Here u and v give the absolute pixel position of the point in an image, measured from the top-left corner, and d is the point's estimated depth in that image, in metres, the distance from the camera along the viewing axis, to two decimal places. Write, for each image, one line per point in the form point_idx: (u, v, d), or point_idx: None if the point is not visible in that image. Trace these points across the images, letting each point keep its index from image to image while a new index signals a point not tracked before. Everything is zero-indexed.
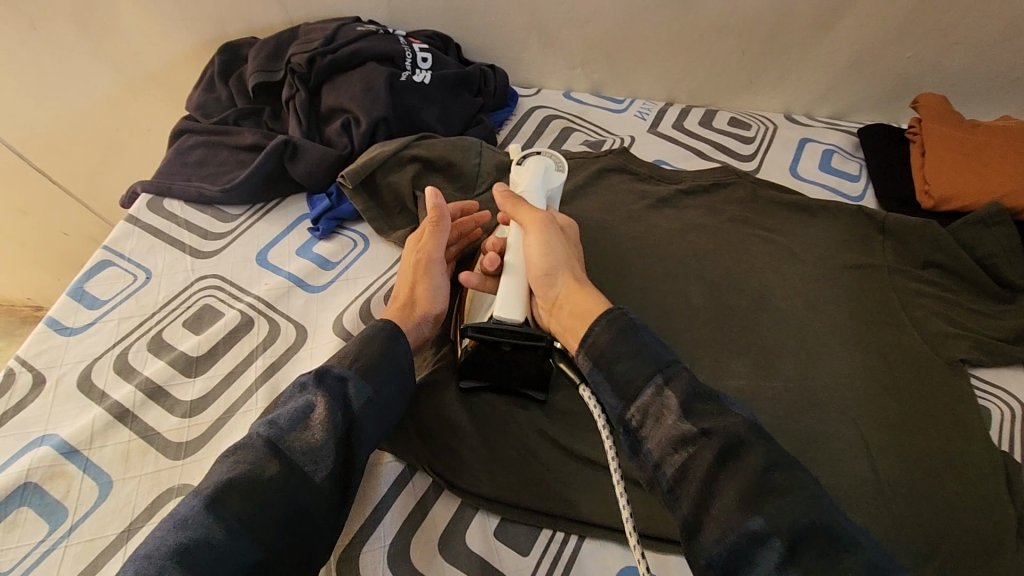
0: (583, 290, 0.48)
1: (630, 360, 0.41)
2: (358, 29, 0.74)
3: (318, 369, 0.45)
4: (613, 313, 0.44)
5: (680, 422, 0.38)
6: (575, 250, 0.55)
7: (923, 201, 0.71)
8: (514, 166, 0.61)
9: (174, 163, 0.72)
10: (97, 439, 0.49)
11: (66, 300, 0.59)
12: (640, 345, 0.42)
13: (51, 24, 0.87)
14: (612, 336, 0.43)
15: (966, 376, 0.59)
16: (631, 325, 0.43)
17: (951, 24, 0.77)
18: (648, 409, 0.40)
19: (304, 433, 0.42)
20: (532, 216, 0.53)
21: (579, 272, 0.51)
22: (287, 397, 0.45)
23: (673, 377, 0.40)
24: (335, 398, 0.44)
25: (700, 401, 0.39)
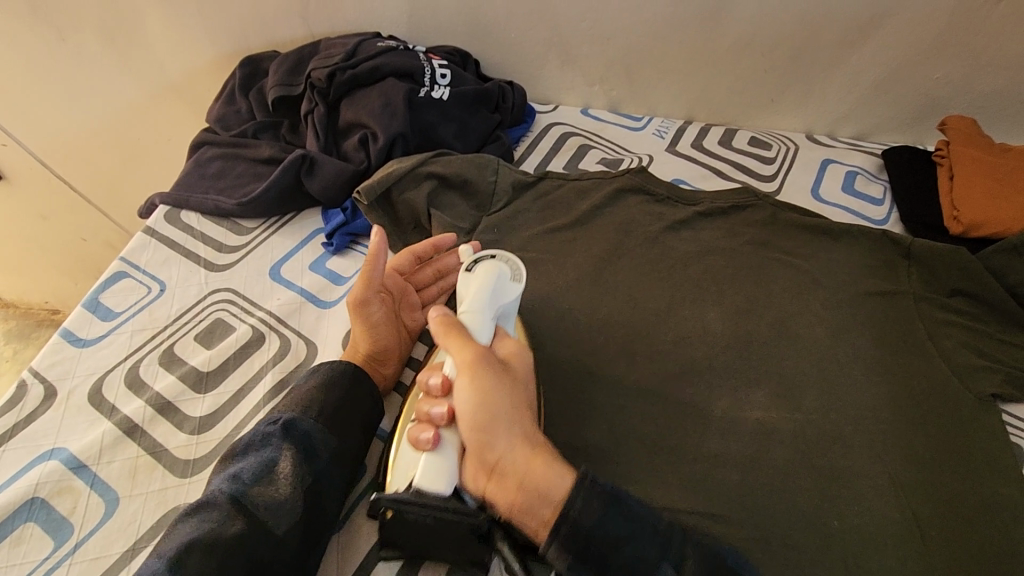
0: (539, 455, 0.43)
1: (631, 543, 0.40)
2: (378, 44, 0.74)
3: (283, 421, 0.47)
4: (579, 482, 0.42)
5: None
6: (525, 385, 0.48)
7: (952, 226, 0.69)
8: (461, 274, 0.51)
9: (192, 174, 0.72)
10: (105, 454, 0.49)
11: (80, 311, 0.59)
12: (632, 517, 0.41)
13: (78, 35, 0.89)
14: (597, 517, 0.41)
15: (996, 412, 0.57)
16: (611, 496, 0.41)
17: (983, 45, 0.74)
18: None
19: (269, 485, 0.44)
20: (474, 357, 0.46)
21: (531, 424, 0.45)
22: (249, 450, 0.46)
23: (683, 560, 0.40)
24: (301, 449, 0.46)
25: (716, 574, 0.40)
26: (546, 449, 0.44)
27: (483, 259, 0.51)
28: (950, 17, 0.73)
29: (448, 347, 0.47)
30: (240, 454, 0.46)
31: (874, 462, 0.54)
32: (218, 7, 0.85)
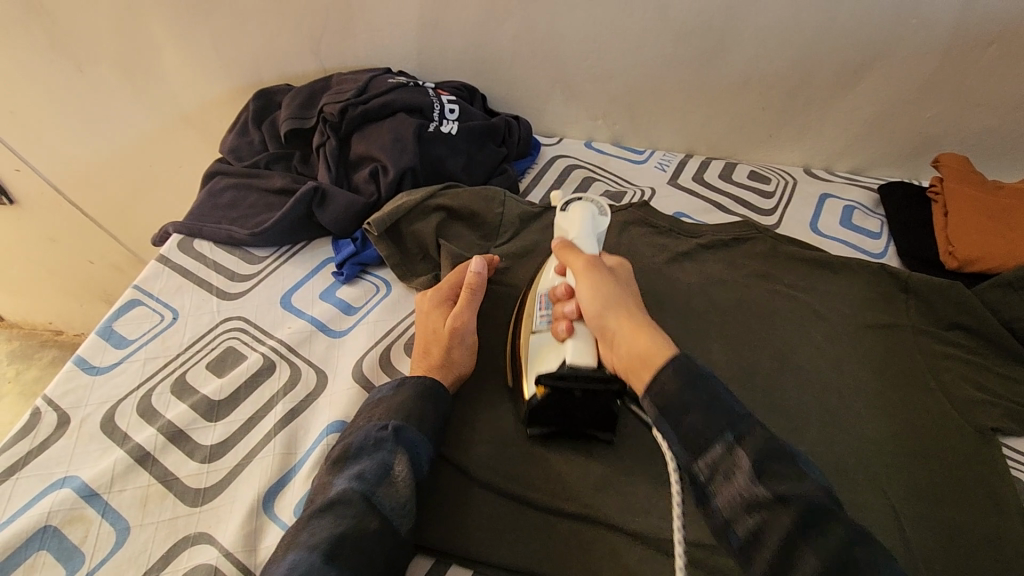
0: (648, 327, 0.47)
1: (699, 415, 0.40)
2: (389, 80, 0.76)
3: (393, 425, 0.48)
4: (674, 356, 0.43)
5: (753, 483, 0.37)
6: (631, 292, 0.54)
7: (948, 262, 0.71)
8: (558, 215, 0.60)
9: (205, 204, 0.74)
10: (117, 483, 0.49)
11: (94, 339, 0.60)
12: (703, 390, 0.40)
13: (97, 67, 0.91)
14: (677, 384, 0.41)
15: (997, 446, 0.58)
16: (695, 372, 0.41)
17: (973, 87, 0.77)
18: (717, 466, 0.39)
19: (390, 487, 0.45)
20: (588, 264, 0.54)
21: (642, 315, 0.50)
22: (362, 449, 0.47)
23: (745, 436, 0.38)
24: (412, 455, 0.47)
25: (775, 462, 0.37)
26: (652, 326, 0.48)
27: (573, 201, 0.61)
28: (941, 61, 0.75)
29: (567, 260, 0.56)
30: (350, 456, 0.46)
31: (878, 496, 0.54)
32: (234, 43, 0.87)
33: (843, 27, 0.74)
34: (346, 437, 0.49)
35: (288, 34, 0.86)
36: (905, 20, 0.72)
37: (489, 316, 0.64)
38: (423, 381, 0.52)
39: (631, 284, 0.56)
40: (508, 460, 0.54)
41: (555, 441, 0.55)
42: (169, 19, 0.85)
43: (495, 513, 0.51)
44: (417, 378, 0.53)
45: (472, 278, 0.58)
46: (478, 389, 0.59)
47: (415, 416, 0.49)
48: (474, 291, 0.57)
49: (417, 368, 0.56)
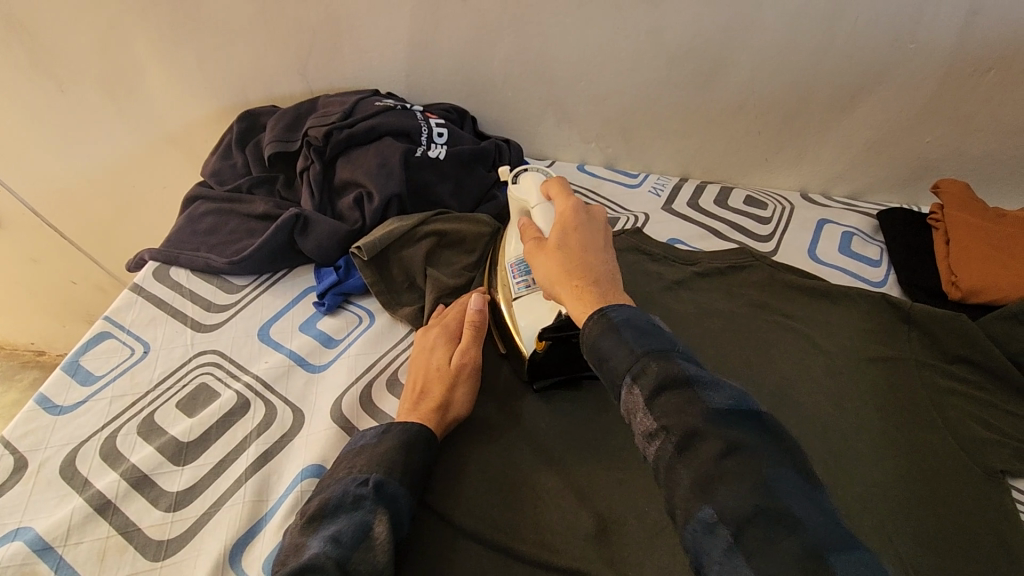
0: (576, 289, 0.48)
1: (611, 357, 0.42)
2: (376, 103, 0.74)
3: (375, 481, 0.45)
4: (594, 313, 0.45)
5: (646, 417, 0.38)
6: (578, 232, 0.52)
7: (950, 291, 0.69)
8: (515, 194, 0.62)
9: (183, 230, 0.71)
10: (74, 535, 0.46)
11: (59, 375, 0.57)
12: (625, 347, 0.41)
13: (78, 87, 0.89)
14: (595, 336, 0.43)
15: (1007, 490, 0.55)
16: (613, 325, 0.43)
17: (974, 112, 0.75)
18: (626, 409, 0.40)
19: (367, 553, 0.41)
20: (530, 247, 0.54)
21: (575, 263, 0.49)
22: (338, 508, 0.43)
23: (641, 374, 0.39)
24: (392, 515, 0.44)
25: (670, 392, 0.38)
26: (588, 281, 0.48)
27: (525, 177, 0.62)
28: (939, 85, 0.74)
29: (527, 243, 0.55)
30: (327, 514, 0.43)
31: (883, 545, 0.51)
32: (219, 63, 0.86)
33: (839, 50, 0.73)
34: (322, 490, 0.46)
35: (274, 55, 0.84)
36: (904, 44, 0.71)
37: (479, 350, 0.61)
38: (423, 427, 0.50)
39: (577, 221, 0.53)
40: (493, 507, 0.51)
41: (543, 485, 0.52)
42: (153, 38, 0.83)
43: (479, 565, 0.48)
44: (408, 424, 0.50)
45: (475, 317, 0.59)
46: (463, 427, 0.56)
47: (398, 472, 0.46)
48: (479, 330, 0.58)
49: (408, 412, 0.52)
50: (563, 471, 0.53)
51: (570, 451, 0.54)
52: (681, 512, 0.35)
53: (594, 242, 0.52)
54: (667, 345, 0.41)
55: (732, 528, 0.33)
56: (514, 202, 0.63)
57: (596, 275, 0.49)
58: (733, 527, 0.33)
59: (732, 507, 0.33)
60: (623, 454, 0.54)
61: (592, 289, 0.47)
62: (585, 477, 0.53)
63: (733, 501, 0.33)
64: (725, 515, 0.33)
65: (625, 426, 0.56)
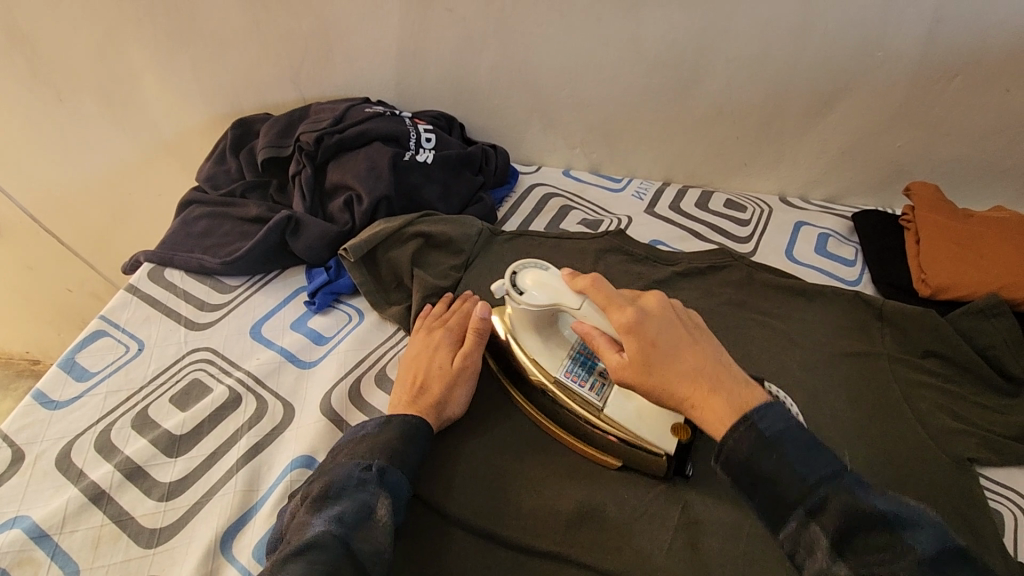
0: (701, 404, 0.45)
1: (779, 487, 0.41)
2: (366, 110, 0.77)
3: (378, 467, 0.47)
4: (742, 427, 0.43)
5: (831, 561, 0.38)
6: (664, 336, 0.47)
7: (920, 289, 0.71)
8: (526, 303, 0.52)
9: (178, 233, 0.73)
10: (69, 523, 0.48)
11: (56, 372, 0.59)
12: (787, 469, 0.41)
13: (76, 97, 0.92)
14: (750, 455, 0.42)
15: (974, 477, 0.57)
16: (767, 440, 0.42)
17: (941, 117, 0.78)
18: (797, 540, 0.40)
19: (368, 532, 0.43)
20: (627, 370, 0.47)
21: (692, 379, 0.45)
22: (343, 490, 0.45)
23: (823, 507, 0.39)
24: (393, 499, 0.46)
25: (861, 532, 0.38)
26: (708, 388, 0.45)
27: (525, 277, 0.53)
28: (907, 92, 0.77)
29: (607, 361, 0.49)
30: (331, 496, 0.45)
31: None
32: (214, 72, 0.88)
33: (811, 60, 0.76)
34: (326, 474, 0.47)
35: (267, 64, 0.86)
36: (872, 53, 0.74)
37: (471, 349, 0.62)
38: (416, 420, 0.51)
39: (653, 327, 0.47)
40: (476, 496, 0.53)
41: (526, 474, 0.54)
42: (150, 49, 0.86)
43: (463, 550, 0.50)
44: (403, 417, 0.51)
45: (476, 324, 0.58)
46: None
47: (399, 458, 0.48)
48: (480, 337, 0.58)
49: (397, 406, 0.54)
50: (545, 462, 0.55)
51: (552, 443, 0.56)
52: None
53: (682, 333, 0.47)
54: (838, 467, 0.40)
55: None
56: (524, 311, 0.53)
57: (711, 379, 0.45)
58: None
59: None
60: None
61: (722, 399, 0.44)
62: (566, 467, 0.55)
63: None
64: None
65: None
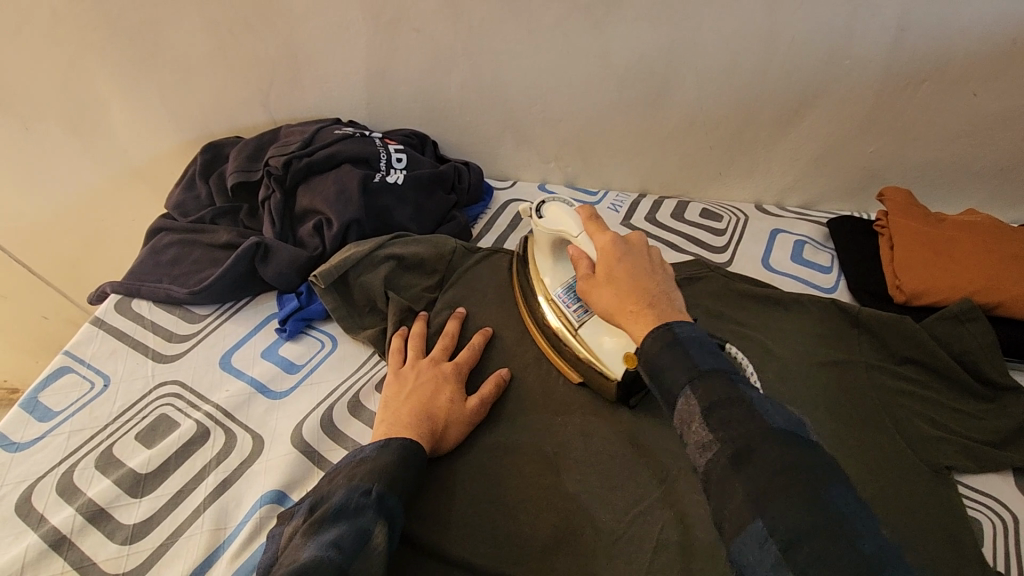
0: (636, 314, 0.47)
1: (672, 368, 0.42)
2: (336, 132, 0.76)
3: (377, 493, 0.44)
4: (658, 331, 0.44)
5: (704, 428, 0.38)
6: (624, 257, 0.51)
7: (896, 295, 0.71)
8: (535, 220, 0.61)
9: (146, 261, 0.72)
10: (28, 572, 0.46)
11: (17, 411, 0.57)
12: (683, 357, 0.42)
13: (44, 126, 0.90)
14: (658, 351, 0.43)
15: (953, 485, 0.57)
16: (677, 340, 0.43)
17: (909, 123, 0.79)
18: (683, 419, 0.40)
19: (366, 562, 0.40)
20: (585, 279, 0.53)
21: (632, 287, 0.49)
22: (340, 514, 0.42)
23: (704, 382, 0.40)
24: (388, 529, 0.43)
25: (725, 405, 0.38)
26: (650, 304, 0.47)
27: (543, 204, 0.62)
28: (875, 98, 0.77)
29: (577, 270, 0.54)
30: (327, 519, 0.42)
31: None
32: (182, 97, 0.87)
33: (778, 68, 0.76)
34: (322, 498, 0.44)
35: (237, 88, 0.86)
36: (837, 60, 0.74)
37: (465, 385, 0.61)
38: (399, 439, 0.50)
39: (622, 250, 0.52)
40: (452, 523, 0.51)
41: (502, 501, 0.53)
42: (117, 77, 0.85)
43: None
44: (400, 440, 0.50)
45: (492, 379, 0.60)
46: None
47: (395, 487, 0.46)
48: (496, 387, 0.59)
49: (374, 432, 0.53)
50: (522, 486, 0.54)
51: (527, 464, 0.55)
52: (731, 522, 0.34)
53: (643, 262, 0.51)
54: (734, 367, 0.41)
55: (785, 543, 0.31)
56: (542, 235, 0.61)
57: (652, 298, 0.48)
58: (782, 540, 0.32)
59: (786, 518, 0.32)
60: (580, 466, 0.55)
61: (649, 312, 0.46)
62: (542, 490, 0.54)
63: (785, 512, 0.32)
64: (777, 530, 0.32)
65: (585, 437, 0.57)
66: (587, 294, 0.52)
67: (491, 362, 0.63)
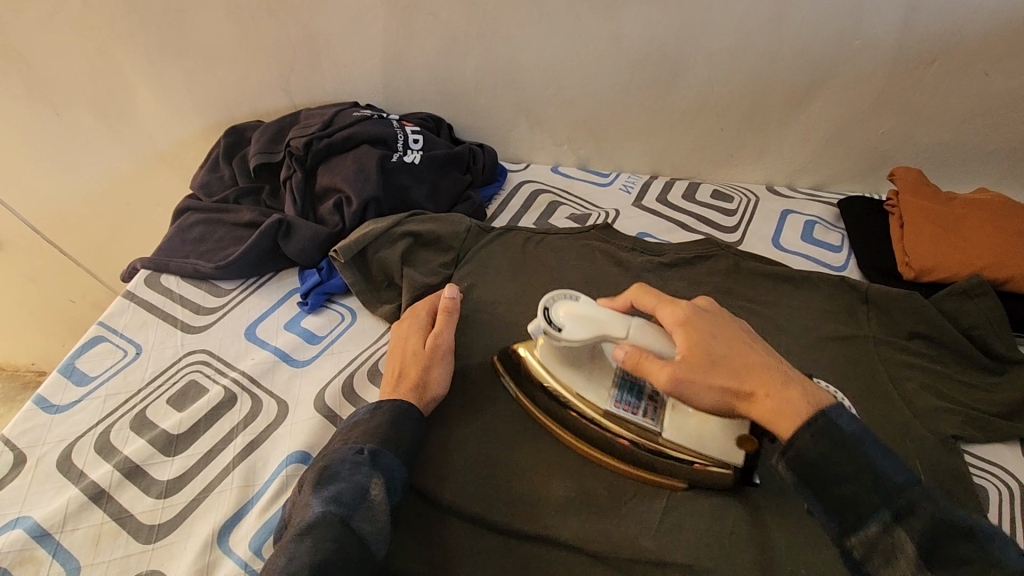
0: (772, 398, 0.45)
1: (854, 485, 0.42)
2: (354, 114, 0.78)
3: (370, 450, 0.48)
4: (812, 423, 0.43)
5: (921, 569, 0.39)
6: (712, 336, 0.48)
7: (904, 272, 0.72)
8: (561, 337, 0.51)
9: (173, 239, 0.75)
10: (70, 522, 0.49)
11: (56, 377, 0.60)
12: (860, 459, 0.42)
13: (73, 112, 0.94)
14: (822, 447, 0.43)
15: (959, 453, 0.58)
16: (843, 440, 0.42)
17: (921, 104, 0.79)
18: (876, 543, 0.41)
19: (367, 512, 0.45)
20: (675, 374, 0.46)
21: (750, 367, 0.47)
22: (338, 471, 0.47)
23: (907, 515, 0.41)
24: (387, 479, 0.48)
25: (948, 543, 0.39)
26: (776, 383, 0.45)
27: (550, 310, 0.52)
28: (887, 79, 0.77)
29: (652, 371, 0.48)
30: (327, 478, 0.46)
31: None
32: (205, 81, 0.90)
33: (790, 50, 0.77)
34: (322, 457, 0.49)
35: (257, 73, 0.88)
36: (850, 41, 0.75)
37: (480, 355, 0.63)
38: (400, 403, 0.53)
39: (707, 326, 0.48)
40: (468, 483, 0.53)
41: (516, 464, 0.55)
42: (142, 63, 0.88)
43: (455, 538, 0.50)
44: (394, 402, 0.53)
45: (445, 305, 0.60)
46: (439, 411, 0.59)
47: (392, 442, 0.49)
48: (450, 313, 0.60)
49: (389, 394, 0.55)
50: (535, 449, 0.56)
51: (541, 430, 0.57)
52: None
53: (734, 334, 0.49)
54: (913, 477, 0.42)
55: None
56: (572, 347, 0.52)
57: (773, 377, 0.46)
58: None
59: None
60: None
61: (782, 396, 0.45)
62: (555, 453, 0.55)
63: None
64: None
65: None
66: (684, 395, 0.47)
67: (505, 334, 0.65)
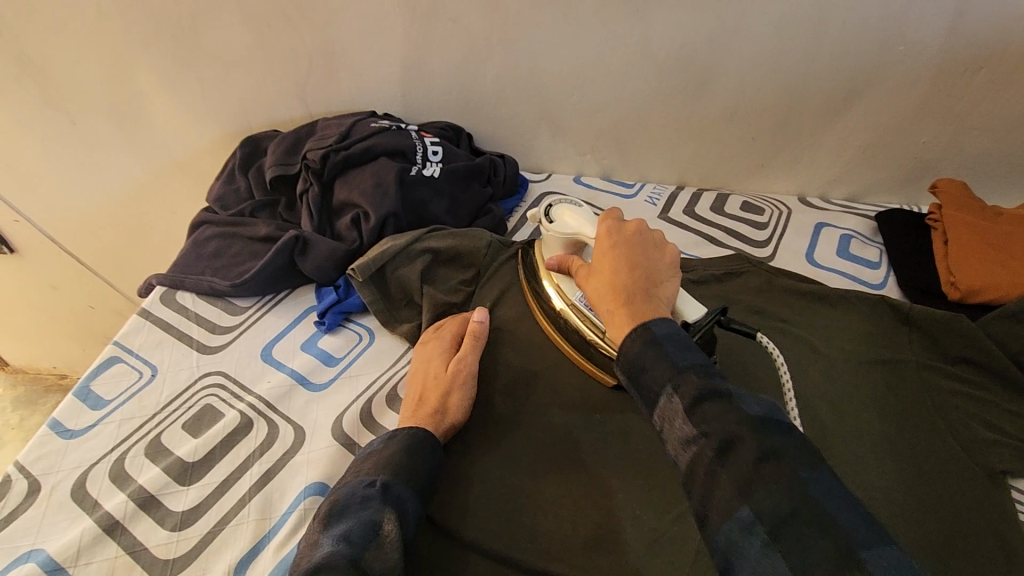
0: (612, 312, 0.49)
1: (651, 369, 0.44)
2: (372, 125, 0.76)
3: (381, 482, 0.46)
4: (637, 331, 0.46)
5: (687, 424, 0.40)
6: (610, 252, 0.53)
7: (949, 292, 0.68)
8: (544, 226, 0.60)
9: (189, 254, 0.73)
10: (83, 555, 0.48)
11: (71, 400, 0.59)
12: (667, 362, 0.43)
13: (89, 121, 0.93)
14: (639, 350, 0.45)
15: (1006, 489, 0.55)
16: (656, 340, 0.45)
17: (966, 112, 0.75)
18: (665, 416, 0.42)
19: (378, 549, 0.42)
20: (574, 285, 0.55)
21: (619, 281, 0.50)
22: (347, 506, 0.45)
23: (683, 383, 0.42)
24: (399, 513, 0.45)
25: (706, 402, 0.40)
26: (627, 299, 0.49)
27: (552, 209, 0.61)
28: (929, 86, 0.73)
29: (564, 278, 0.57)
30: (335, 515, 0.44)
31: None
32: (221, 90, 0.88)
33: (826, 56, 0.73)
34: (333, 494, 0.47)
35: (274, 82, 0.86)
36: (890, 46, 0.71)
37: (502, 380, 0.61)
38: (422, 432, 0.51)
39: (613, 244, 0.53)
40: (490, 518, 0.51)
41: (540, 496, 0.53)
42: (158, 72, 0.86)
43: None
44: (411, 431, 0.51)
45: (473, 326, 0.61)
46: (460, 440, 0.56)
47: (401, 473, 0.47)
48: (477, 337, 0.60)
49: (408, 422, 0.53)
50: (560, 482, 0.53)
51: (566, 461, 0.55)
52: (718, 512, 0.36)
53: (634, 256, 0.52)
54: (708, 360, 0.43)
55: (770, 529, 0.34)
56: (554, 241, 0.60)
57: (633, 294, 0.49)
58: (769, 525, 0.34)
59: (767, 506, 0.35)
60: (620, 463, 0.54)
61: (626, 310, 0.48)
62: (581, 486, 0.53)
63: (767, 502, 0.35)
64: (762, 517, 0.34)
65: (624, 435, 0.56)
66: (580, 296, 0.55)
67: (529, 357, 0.63)
